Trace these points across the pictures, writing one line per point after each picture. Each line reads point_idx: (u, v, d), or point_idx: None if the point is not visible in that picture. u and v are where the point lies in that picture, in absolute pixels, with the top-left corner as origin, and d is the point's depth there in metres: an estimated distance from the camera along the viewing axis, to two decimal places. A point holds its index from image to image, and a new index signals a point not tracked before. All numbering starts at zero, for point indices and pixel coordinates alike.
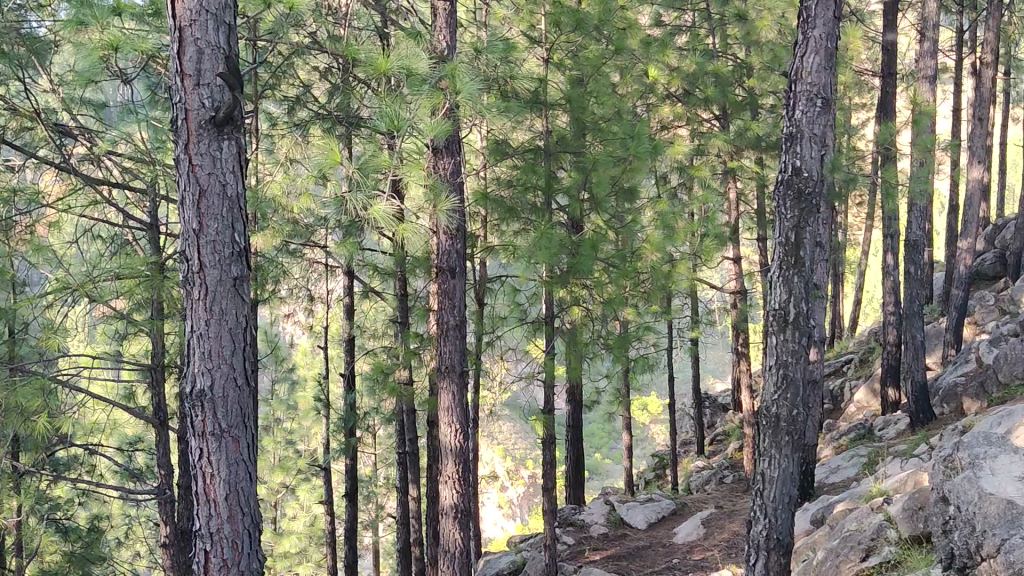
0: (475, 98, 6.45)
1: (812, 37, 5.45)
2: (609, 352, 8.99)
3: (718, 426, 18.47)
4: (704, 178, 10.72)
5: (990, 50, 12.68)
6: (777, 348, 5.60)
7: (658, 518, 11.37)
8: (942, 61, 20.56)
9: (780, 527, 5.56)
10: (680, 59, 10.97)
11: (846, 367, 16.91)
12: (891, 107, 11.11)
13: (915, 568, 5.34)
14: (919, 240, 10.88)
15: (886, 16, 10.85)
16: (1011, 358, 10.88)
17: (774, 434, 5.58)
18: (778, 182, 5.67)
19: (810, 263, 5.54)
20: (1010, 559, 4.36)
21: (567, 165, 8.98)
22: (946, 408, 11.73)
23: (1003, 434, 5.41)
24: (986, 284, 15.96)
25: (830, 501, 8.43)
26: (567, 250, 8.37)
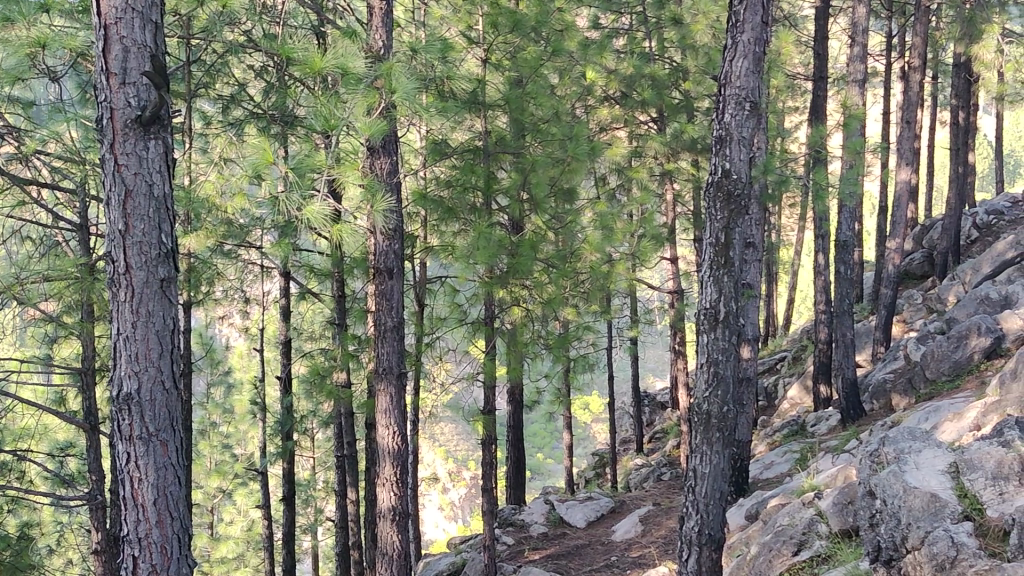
0: (411, 98, 6.42)
1: (742, 41, 5.54)
2: (549, 352, 9.04)
3: (657, 423, 18.66)
4: (642, 179, 10.81)
5: (917, 55, 12.97)
6: (708, 346, 5.69)
7: (597, 516, 11.44)
8: (872, 65, 20.95)
9: (713, 523, 5.64)
10: (617, 62, 11.03)
11: (780, 364, 17.24)
12: (823, 110, 11.27)
13: (844, 561, 5.45)
14: (849, 241, 11.10)
15: (816, 21, 11.03)
16: (937, 355, 11.22)
17: (705, 430, 5.65)
18: (708, 184, 5.76)
19: (739, 263, 5.63)
20: (933, 551, 4.49)
21: (507, 166, 8.96)
22: (876, 404, 11.85)
23: (927, 430, 5.57)
24: (914, 284, 16.37)
25: (763, 497, 8.56)
26: (506, 250, 8.39)
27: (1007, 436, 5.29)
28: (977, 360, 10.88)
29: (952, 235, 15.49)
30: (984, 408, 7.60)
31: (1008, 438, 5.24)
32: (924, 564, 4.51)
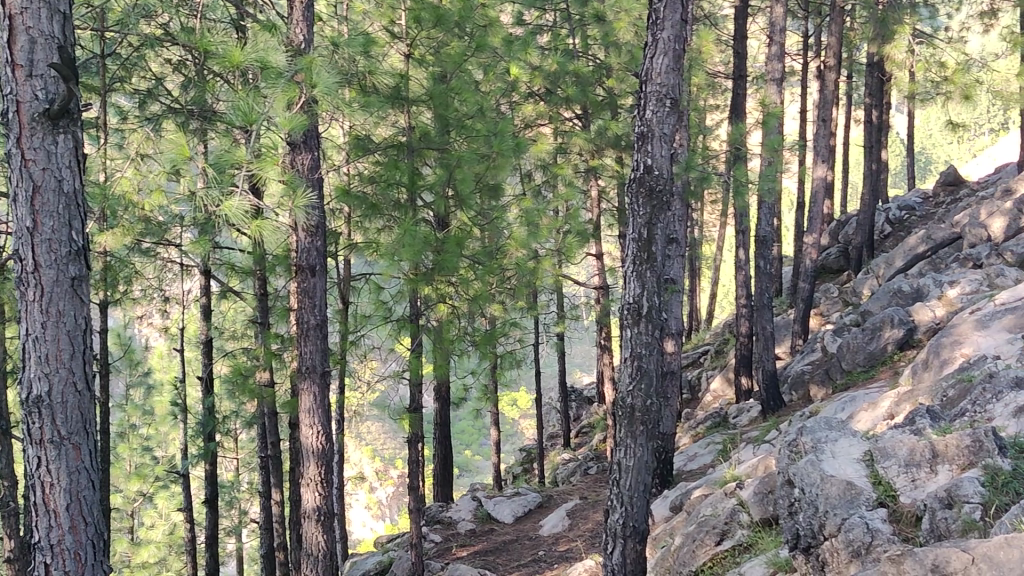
0: (333, 93, 6.39)
1: (661, 38, 5.60)
2: (475, 349, 9.02)
3: (583, 418, 18.82)
4: (567, 176, 10.88)
5: (833, 55, 13.26)
6: (631, 340, 5.74)
7: (525, 512, 11.48)
8: (790, 64, 21.40)
9: (637, 515, 5.70)
10: (542, 58, 11.01)
11: (703, 358, 17.53)
12: (742, 109, 11.45)
13: (765, 550, 5.58)
14: (768, 236, 11.31)
15: (735, 20, 11.20)
16: (853, 347, 11.56)
17: (630, 423, 5.69)
18: (630, 180, 5.80)
19: (662, 259, 5.69)
20: (849, 538, 4.58)
21: (432, 162, 8.90)
22: (795, 395, 12.16)
23: (842, 420, 5.74)
24: (831, 279, 16.76)
25: (687, 488, 8.69)
26: (431, 248, 8.33)
27: (918, 425, 5.48)
28: (890, 351, 11.18)
29: (866, 230, 15.91)
30: (898, 397, 7.87)
31: (919, 427, 5.44)
32: (839, 551, 4.59)
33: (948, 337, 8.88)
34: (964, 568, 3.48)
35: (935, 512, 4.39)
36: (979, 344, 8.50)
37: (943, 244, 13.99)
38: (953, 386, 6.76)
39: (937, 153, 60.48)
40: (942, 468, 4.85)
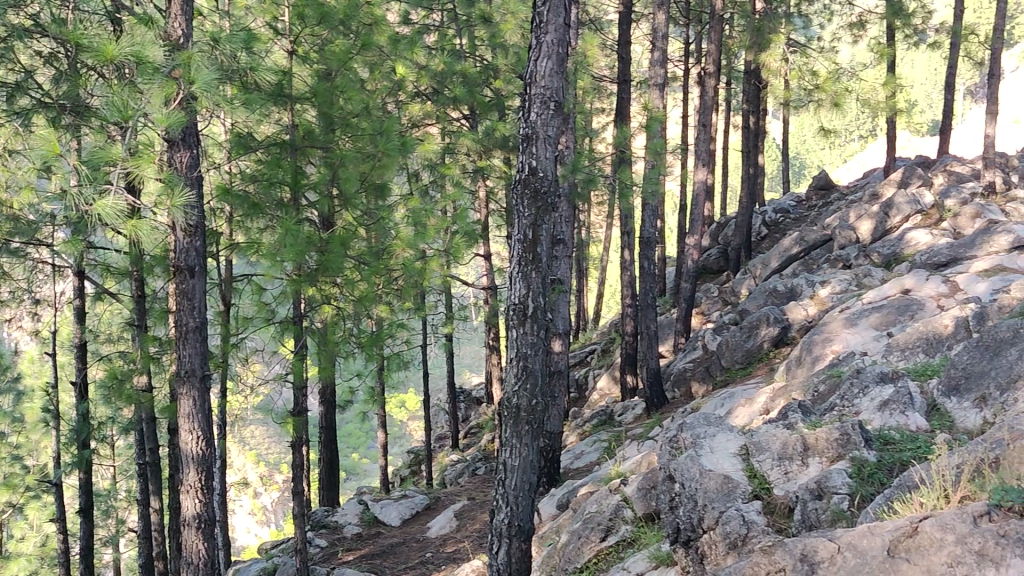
0: (212, 89, 6.23)
1: (545, 41, 5.62)
2: (361, 351, 8.86)
3: (472, 418, 18.83)
4: (455, 176, 10.87)
5: (712, 61, 13.65)
6: (517, 341, 5.77)
7: (412, 514, 11.44)
8: (672, 69, 21.92)
9: (522, 514, 5.79)
10: (428, 58, 11.03)
11: (589, 357, 17.79)
12: (626, 113, 11.64)
13: (648, 544, 5.69)
14: (652, 237, 11.53)
15: (619, 25, 11.40)
16: (732, 345, 11.92)
17: (515, 423, 5.75)
18: (515, 182, 5.81)
19: (546, 260, 5.74)
20: (726, 530, 4.68)
21: (316, 161, 8.74)
22: (677, 392, 12.38)
23: (719, 416, 5.92)
24: (711, 279, 17.23)
25: (573, 486, 8.80)
26: (315, 247, 8.20)
27: (791, 419, 5.70)
28: (766, 348, 11.63)
29: (744, 232, 16.40)
30: (773, 393, 8.15)
31: (792, 421, 5.66)
32: (717, 543, 4.68)
33: (820, 334, 9.30)
34: (831, 556, 3.62)
35: (806, 504, 4.56)
36: (848, 342, 8.92)
37: (815, 245, 14.59)
38: (824, 381, 7.04)
39: (810, 158, 62.97)
40: (813, 461, 5.08)
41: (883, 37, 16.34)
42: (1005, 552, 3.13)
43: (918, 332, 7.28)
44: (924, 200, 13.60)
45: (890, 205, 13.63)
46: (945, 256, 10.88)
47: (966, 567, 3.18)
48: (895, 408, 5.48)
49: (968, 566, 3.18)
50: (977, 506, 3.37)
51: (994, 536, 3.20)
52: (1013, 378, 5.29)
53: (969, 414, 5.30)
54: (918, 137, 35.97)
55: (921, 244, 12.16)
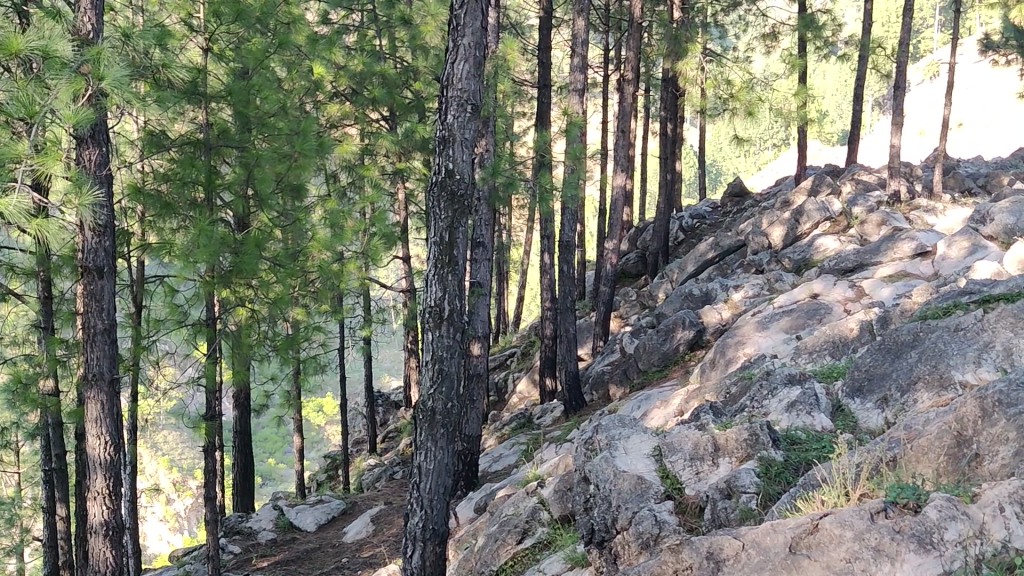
0: (122, 85, 6.09)
1: (462, 44, 5.61)
2: (275, 354, 8.87)
3: (391, 422, 18.70)
4: (373, 178, 10.79)
5: (631, 68, 13.81)
6: (432, 344, 5.76)
7: (328, 519, 11.32)
8: (593, 75, 22.13)
9: (436, 517, 5.80)
10: (347, 58, 10.92)
11: (509, 360, 17.85)
12: (547, 117, 11.69)
13: (563, 546, 5.73)
14: (571, 241, 11.60)
15: (540, 30, 11.45)
16: (648, 348, 12.08)
17: (430, 427, 5.74)
18: (431, 184, 5.78)
19: (462, 262, 5.75)
20: (638, 530, 4.74)
21: (231, 161, 8.60)
22: (595, 394, 12.50)
23: (633, 417, 6.00)
24: (630, 283, 17.46)
25: (491, 489, 8.82)
26: (229, 248, 8.07)
27: (703, 420, 5.81)
28: (682, 351, 11.84)
29: (662, 237, 16.64)
30: (687, 395, 8.31)
31: (703, 422, 5.77)
32: (630, 543, 4.73)
33: (733, 337, 9.50)
34: (736, 553, 3.69)
35: (715, 503, 4.66)
36: (759, 344, 9.13)
37: (730, 250, 14.95)
38: (736, 382, 7.20)
39: (727, 166, 64.29)
40: (723, 461, 5.18)
41: (797, 48, 16.76)
42: (900, 548, 3.27)
43: (825, 335, 7.51)
44: (833, 208, 14.03)
45: (800, 212, 14.00)
46: (851, 262, 11.24)
47: (864, 563, 3.30)
48: (801, 408, 5.63)
49: (866, 561, 3.30)
50: (874, 503, 3.52)
51: (890, 533, 3.35)
52: (913, 379, 5.53)
53: (872, 414, 5.50)
54: (828, 146, 37.00)
55: (829, 250, 12.53)
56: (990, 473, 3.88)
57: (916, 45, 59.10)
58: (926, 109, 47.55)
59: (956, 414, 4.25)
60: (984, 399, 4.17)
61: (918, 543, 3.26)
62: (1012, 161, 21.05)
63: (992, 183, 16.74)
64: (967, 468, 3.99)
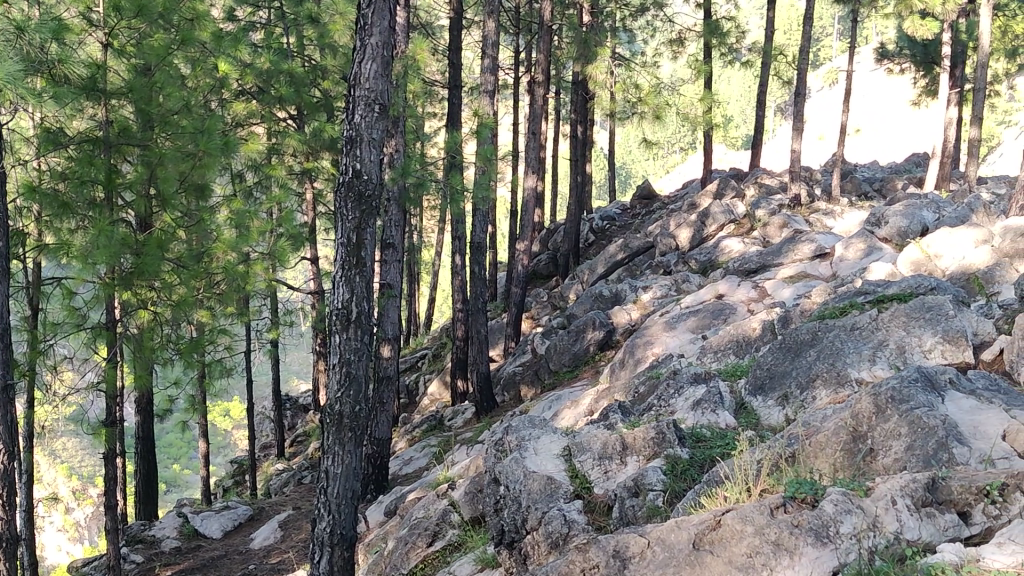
0: (14, 81, 5.82)
1: (370, 44, 5.55)
2: (179, 358, 8.60)
3: (299, 427, 18.40)
4: (281, 177, 10.59)
5: (542, 70, 13.87)
6: (340, 346, 5.69)
7: (234, 526, 11.11)
8: (503, 77, 22.18)
9: (344, 522, 5.77)
10: (254, 56, 10.71)
11: (421, 362, 17.78)
12: (457, 118, 11.64)
13: (474, 548, 5.68)
14: (482, 242, 11.59)
15: (450, 32, 11.42)
16: (559, 348, 12.16)
17: (338, 431, 5.72)
18: (338, 185, 5.70)
19: (370, 264, 5.71)
20: (548, 530, 4.76)
21: (132, 159, 8.31)
22: (507, 395, 12.53)
23: (543, 418, 6.05)
24: (541, 284, 17.56)
25: (401, 493, 8.75)
26: (130, 250, 7.83)
27: (611, 420, 5.88)
28: (592, 351, 11.96)
29: (572, 238, 16.78)
30: (597, 394, 8.40)
31: (612, 422, 5.84)
32: (540, 543, 4.75)
33: (642, 337, 9.64)
34: (642, 551, 3.74)
35: (624, 501, 4.72)
36: (667, 344, 9.28)
37: (638, 251, 15.20)
38: (644, 382, 7.30)
39: (635, 169, 65.14)
40: (631, 460, 5.24)
41: (703, 53, 17.07)
42: (798, 542, 3.36)
43: (729, 335, 7.68)
44: (737, 210, 14.37)
45: (706, 214, 14.30)
46: (755, 263, 11.51)
47: (764, 557, 3.38)
48: (706, 406, 5.71)
49: (765, 555, 3.38)
50: (774, 499, 3.61)
51: (788, 527, 3.42)
52: (812, 377, 5.71)
53: (773, 411, 5.66)
54: (733, 150, 37.83)
55: (734, 252, 12.82)
56: (884, 467, 4.02)
57: (816, 54, 61.06)
58: (825, 115, 49.12)
59: (851, 411, 4.39)
60: (879, 396, 4.33)
61: (815, 537, 3.34)
62: (905, 166, 21.90)
63: (887, 188, 17.39)
64: (862, 463, 4.13)
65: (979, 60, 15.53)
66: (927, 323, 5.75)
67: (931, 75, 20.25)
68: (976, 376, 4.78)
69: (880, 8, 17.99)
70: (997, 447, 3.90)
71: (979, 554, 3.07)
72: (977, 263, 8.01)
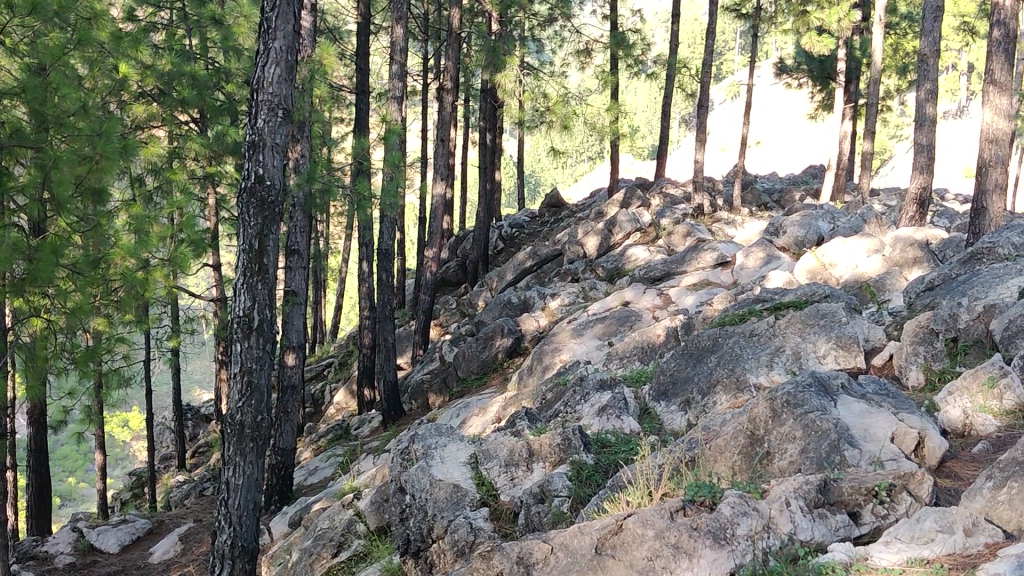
0: None
1: (274, 48, 5.45)
2: (75, 368, 8.28)
3: (200, 437, 17.96)
4: (182, 181, 10.35)
5: (450, 77, 13.86)
6: (240, 355, 5.59)
7: (132, 540, 10.75)
8: (411, 83, 22.14)
9: (245, 534, 5.69)
10: (154, 56, 10.45)
11: (327, 370, 17.58)
12: (365, 123, 11.52)
13: (379, 558, 5.58)
14: (390, 248, 11.49)
15: (357, 37, 11.33)
16: (467, 356, 12.14)
17: (238, 441, 5.61)
18: (240, 190, 5.59)
19: (273, 270, 5.63)
20: (454, 538, 4.76)
21: (25, 162, 8.01)
22: (414, 403, 12.45)
23: (450, 425, 6.09)
24: (450, 291, 17.56)
25: (306, 503, 8.63)
26: (22, 255, 7.49)
27: (518, 426, 5.92)
28: (500, 358, 12.01)
29: (481, 246, 16.84)
30: (505, 401, 8.45)
31: (519, 429, 5.87)
32: (445, 551, 4.76)
33: (549, 344, 9.71)
34: (544, 557, 3.77)
35: (529, 508, 4.76)
36: (574, 351, 9.36)
37: (546, 259, 15.32)
38: (551, 390, 7.35)
39: (544, 177, 65.72)
40: (536, 466, 5.26)
41: (609, 64, 17.29)
42: (696, 544, 3.41)
43: (634, 341, 7.82)
44: (643, 219, 14.65)
45: (613, 223, 14.52)
46: (659, 271, 11.70)
47: (664, 560, 3.42)
48: (611, 413, 5.76)
49: (666, 558, 3.41)
50: (674, 502, 3.66)
51: (688, 529, 3.47)
52: (712, 383, 5.86)
53: (676, 416, 5.77)
54: (639, 160, 38.47)
55: (640, 260, 13.04)
56: (780, 470, 4.14)
57: (718, 68, 62.63)
58: (727, 128, 50.35)
59: (748, 416, 4.52)
60: (774, 401, 4.46)
61: (714, 539, 3.40)
62: (802, 178, 22.59)
63: (785, 199, 17.93)
64: (759, 465, 4.25)
65: (873, 76, 16.11)
66: (821, 329, 5.95)
67: (826, 90, 21.00)
68: (866, 381, 4.94)
69: (779, 24, 18.57)
70: (886, 449, 4.04)
71: (868, 553, 3.21)
72: (870, 271, 8.34)
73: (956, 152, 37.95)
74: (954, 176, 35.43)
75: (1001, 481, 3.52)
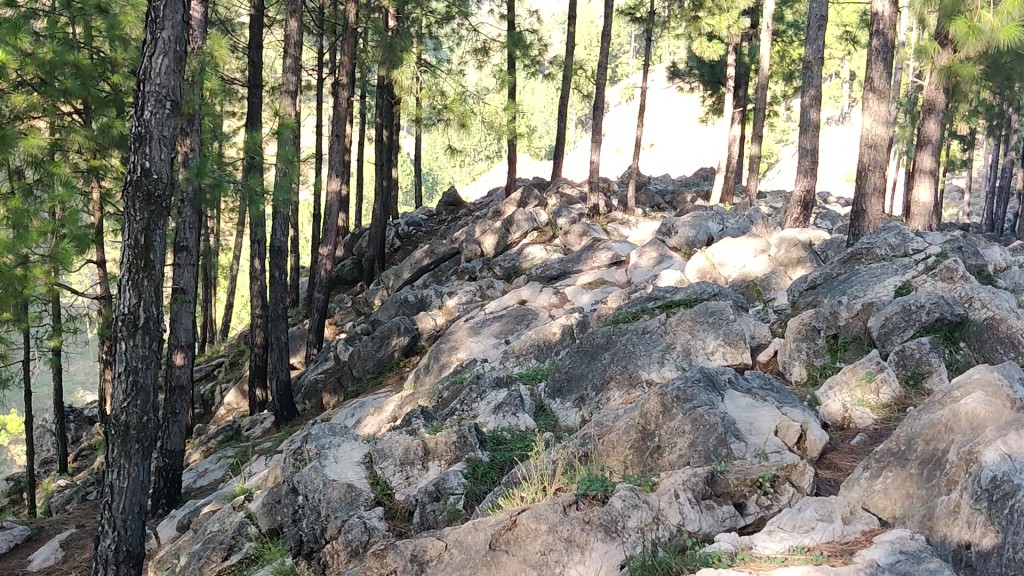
0: None
1: (161, 38, 5.29)
2: None
3: (83, 441, 17.26)
4: (64, 175, 9.91)
5: (346, 73, 13.67)
6: (126, 354, 5.41)
7: (9, 548, 10.27)
8: (306, 79, 21.79)
9: (131, 538, 5.54)
10: (34, 45, 9.95)
11: (217, 371, 17.15)
12: (258, 118, 11.25)
13: (271, 560, 5.48)
14: (283, 246, 11.26)
15: (251, 29, 11.07)
16: (363, 355, 12.03)
17: (123, 442, 5.45)
18: (125, 183, 5.40)
19: (159, 267, 5.46)
20: (347, 539, 4.69)
21: None
22: (308, 403, 12.28)
23: (344, 425, 6.02)
24: (346, 289, 17.36)
25: (195, 506, 8.42)
26: None
27: (414, 425, 5.91)
28: (396, 357, 11.94)
29: (378, 244, 16.68)
30: (401, 400, 8.40)
31: (414, 427, 5.86)
32: (339, 552, 4.69)
33: (446, 343, 9.67)
34: (439, 554, 3.75)
35: (424, 506, 4.74)
36: (470, 350, 9.35)
37: (444, 257, 15.29)
38: (447, 387, 7.35)
39: (442, 176, 65.59)
40: (432, 465, 5.27)
41: (506, 63, 17.34)
42: (588, 537, 3.48)
43: (530, 339, 7.89)
44: (539, 218, 14.76)
45: (510, 222, 14.60)
46: (556, 269, 11.78)
47: (556, 554, 3.47)
48: (507, 410, 5.80)
49: (558, 552, 3.47)
50: (567, 497, 3.71)
51: (580, 523, 3.54)
52: (606, 379, 5.95)
53: (570, 413, 5.86)
54: (536, 160, 38.69)
55: (536, 259, 13.15)
56: (669, 463, 4.24)
57: (613, 71, 63.66)
58: (621, 130, 51.12)
59: (640, 410, 4.61)
60: (665, 396, 4.57)
61: (604, 532, 3.49)
62: (693, 180, 23.13)
63: (677, 200, 18.34)
64: (650, 459, 4.35)
65: (761, 81, 16.61)
66: (710, 326, 6.11)
67: (716, 94, 21.56)
68: (751, 376, 5.09)
69: (672, 29, 18.95)
70: (770, 442, 4.19)
71: (751, 543, 3.30)
72: (756, 271, 8.59)
73: (839, 157, 39.46)
74: (837, 181, 36.81)
75: (877, 472, 3.70)
